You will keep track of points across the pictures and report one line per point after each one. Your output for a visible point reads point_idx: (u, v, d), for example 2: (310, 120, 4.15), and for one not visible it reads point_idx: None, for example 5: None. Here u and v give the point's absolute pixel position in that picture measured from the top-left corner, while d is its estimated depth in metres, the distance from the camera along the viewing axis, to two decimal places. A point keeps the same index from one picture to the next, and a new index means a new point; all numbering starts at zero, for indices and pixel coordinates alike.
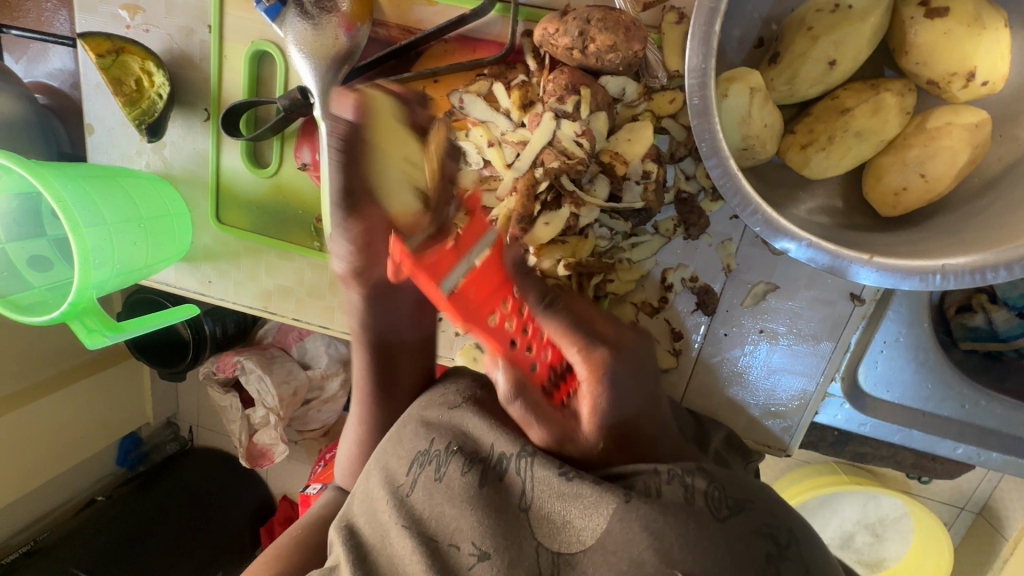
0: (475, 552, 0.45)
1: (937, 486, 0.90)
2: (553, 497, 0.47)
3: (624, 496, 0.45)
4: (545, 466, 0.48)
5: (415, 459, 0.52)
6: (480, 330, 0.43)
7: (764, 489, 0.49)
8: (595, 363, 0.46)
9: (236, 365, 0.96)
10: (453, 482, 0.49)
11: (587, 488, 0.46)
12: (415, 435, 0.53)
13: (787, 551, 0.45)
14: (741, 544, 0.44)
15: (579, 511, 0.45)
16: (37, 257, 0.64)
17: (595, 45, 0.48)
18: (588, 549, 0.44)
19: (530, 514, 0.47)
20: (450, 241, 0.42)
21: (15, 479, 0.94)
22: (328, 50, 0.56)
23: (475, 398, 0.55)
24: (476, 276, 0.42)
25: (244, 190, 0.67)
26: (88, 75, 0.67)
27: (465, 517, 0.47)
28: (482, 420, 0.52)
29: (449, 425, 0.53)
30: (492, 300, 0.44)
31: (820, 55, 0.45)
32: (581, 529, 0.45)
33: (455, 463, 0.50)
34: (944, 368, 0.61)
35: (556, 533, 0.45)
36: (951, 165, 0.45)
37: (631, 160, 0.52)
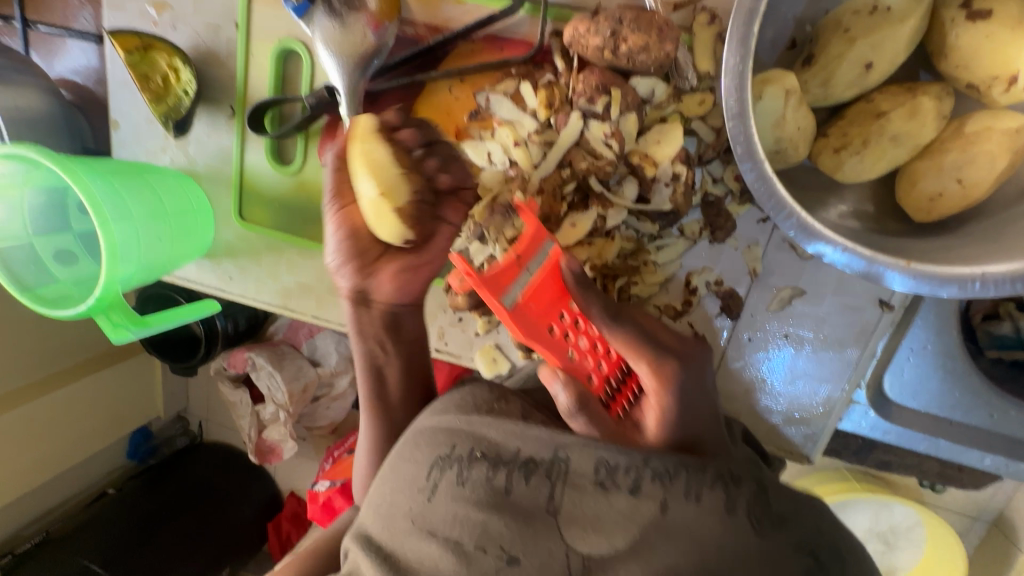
0: (503, 555, 0.42)
1: (950, 496, 0.89)
2: (584, 501, 0.43)
3: (660, 505, 0.43)
4: (576, 471, 0.45)
5: (437, 462, 0.47)
6: (541, 342, 0.53)
7: (808, 509, 0.48)
8: (663, 377, 0.51)
9: (247, 361, 0.97)
10: (478, 487, 0.45)
11: (623, 496, 0.43)
12: (436, 437, 0.49)
13: (827, 567, 0.45)
14: (785, 563, 0.43)
15: (612, 516, 0.42)
16: (63, 251, 0.64)
17: (626, 45, 0.47)
18: (620, 553, 0.41)
19: (559, 518, 0.43)
20: (514, 257, 0.50)
21: (31, 471, 0.95)
22: (355, 48, 0.55)
23: (496, 402, 0.52)
24: (534, 292, 0.52)
25: (268, 188, 0.68)
26: (114, 71, 0.67)
27: (492, 521, 0.43)
28: (507, 424, 0.49)
29: (471, 427, 0.49)
30: (550, 311, 0.55)
31: (857, 58, 0.45)
32: (613, 531, 0.42)
33: (480, 465, 0.46)
34: (971, 377, 0.60)
35: (586, 537, 0.42)
36: (989, 171, 0.44)
37: (660, 161, 0.51)
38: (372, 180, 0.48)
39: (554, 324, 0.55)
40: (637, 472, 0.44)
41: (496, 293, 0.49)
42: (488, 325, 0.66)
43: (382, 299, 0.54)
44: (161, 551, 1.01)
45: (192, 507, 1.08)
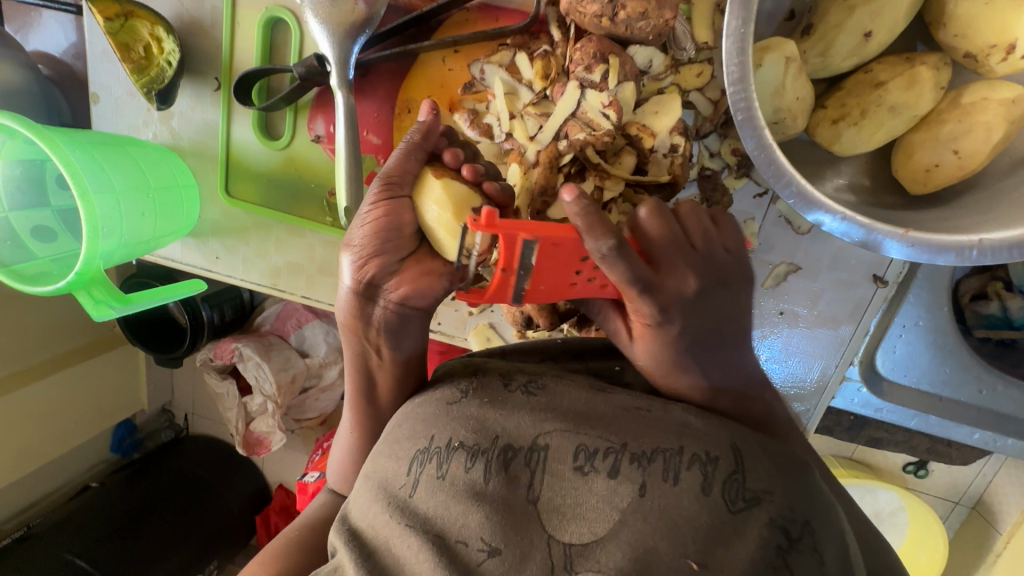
0: (484, 548, 0.40)
1: (933, 480, 0.90)
2: (563, 487, 0.42)
3: (639, 488, 0.41)
4: (557, 458, 0.43)
5: (415, 457, 0.46)
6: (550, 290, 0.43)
7: (793, 477, 0.45)
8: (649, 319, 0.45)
9: (234, 352, 0.94)
10: (457, 480, 0.44)
11: (601, 481, 0.42)
12: (413, 432, 0.47)
13: (799, 544, 0.41)
14: (754, 535, 0.40)
15: (591, 502, 0.41)
16: (41, 228, 0.62)
17: (625, 12, 0.47)
18: (601, 539, 0.40)
19: (540, 507, 0.42)
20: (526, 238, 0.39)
21: (10, 464, 0.93)
22: (346, 17, 0.54)
23: (475, 389, 0.49)
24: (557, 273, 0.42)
25: (255, 164, 0.66)
26: (94, 41, 0.65)
27: (473, 513, 0.42)
28: (486, 412, 0.47)
29: (451, 418, 0.47)
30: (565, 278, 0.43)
31: (856, 27, 0.45)
32: (593, 518, 0.40)
33: (458, 458, 0.44)
34: (961, 353, 0.61)
35: (565, 523, 0.41)
36: (985, 141, 0.44)
37: (658, 133, 0.51)
38: (450, 212, 0.43)
39: (571, 282, 0.43)
40: (615, 456, 0.43)
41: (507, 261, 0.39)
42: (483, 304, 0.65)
43: (394, 300, 0.47)
44: (144, 547, 0.99)
45: (176, 502, 1.05)
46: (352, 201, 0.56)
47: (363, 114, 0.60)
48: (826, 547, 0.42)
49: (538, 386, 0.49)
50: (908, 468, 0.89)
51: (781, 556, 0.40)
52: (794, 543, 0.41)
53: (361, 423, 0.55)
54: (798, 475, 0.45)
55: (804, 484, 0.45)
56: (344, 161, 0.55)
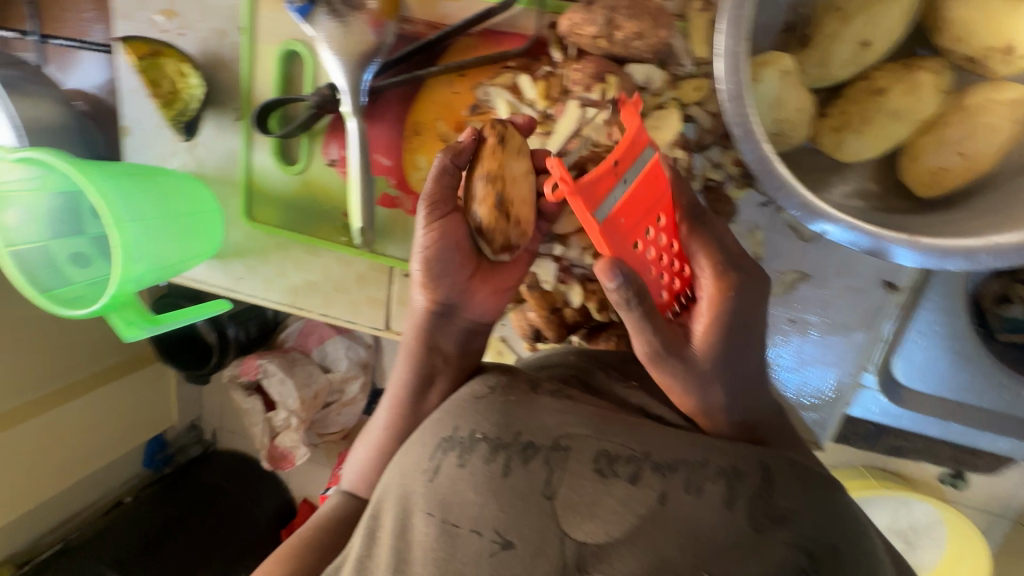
0: (499, 539, 0.41)
1: (972, 490, 0.86)
2: (580, 488, 0.42)
3: (659, 497, 0.42)
4: (576, 459, 0.44)
5: (439, 445, 0.47)
6: (627, 254, 0.44)
7: (823, 498, 0.45)
8: (725, 283, 0.48)
9: (259, 369, 0.98)
10: (477, 470, 0.44)
11: (621, 485, 0.42)
12: (441, 421, 0.49)
13: (824, 566, 0.41)
14: (779, 553, 0.40)
15: (609, 505, 0.41)
16: (78, 254, 0.66)
17: (621, 32, 0.48)
18: (616, 541, 0.40)
19: (556, 503, 0.42)
20: (612, 164, 0.41)
21: (51, 480, 0.98)
22: (357, 47, 0.57)
23: (502, 385, 0.50)
24: (627, 204, 0.43)
25: (274, 189, 0.69)
26: (125, 79, 0.69)
27: (489, 505, 0.42)
28: (511, 407, 0.47)
29: (475, 410, 0.48)
30: (638, 226, 0.45)
31: (852, 37, 0.45)
32: (609, 519, 0.41)
33: (481, 450, 0.45)
34: (982, 359, 0.60)
35: (581, 522, 0.41)
36: (991, 142, 0.44)
37: (658, 146, 0.53)
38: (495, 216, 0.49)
39: (636, 244, 0.45)
40: (636, 463, 0.43)
41: (590, 206, 0.40)
42: None
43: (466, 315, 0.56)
44: (177, 557, 1.03)
45: (207, 516, 1.09)
46: (366, 222, 0.59)
47: (375, 137, 0.62)
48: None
49: (563, 393, 0.50)
50: (945, 478, 0.86)
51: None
52: (820, 565, 0.41)
53: (398, 422, 0.57)
54: (823, 496, 0.45)
55: (829, 507, 0.45)
56: (357, 179, 0.58)
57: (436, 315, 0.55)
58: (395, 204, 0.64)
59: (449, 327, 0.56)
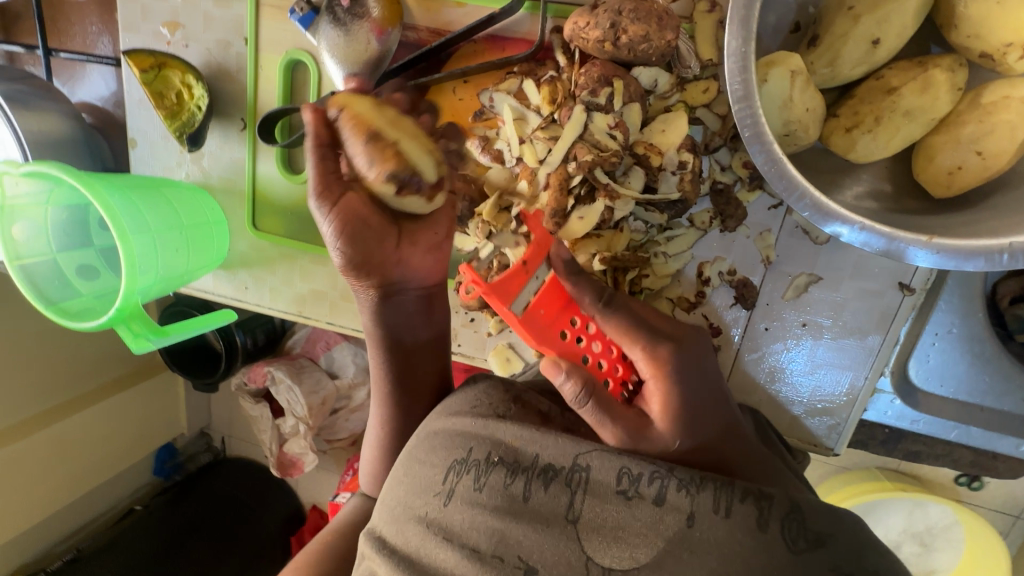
0: (521, 565, 0.40)
1: (990, 494, 0.85)
2: (606, 510, 0.42)
3: (687, 518, 0.41)
4: (599, 478, 0.43)
5: (452, 467, 0.45)
6: (555, 348, 0.52)
7: (848, 518, 0.44)
8: (659, 360, 0.49)
9: (267, 376, 0.97)
10: (495, 492, 0.43)
11: (646, 505, 0.41)
12: (452, 441, 0.47)
13: None
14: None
15: (634, 527, 0.41)
16: (84, 266, 0.66)
17: (627, 36, 0.47)
18: (643, 566, 0.39)
19: (579, 527, 0.41)
20: (522, 265, 0.51)
21: (62, 490, 0.98)
22: (360, 54, 0.57)
23: (514, 408, 0.49)
24: (542, 298, 0.52)
25: (280, 198, 0.69)
26: (131, 91, 0.69)
27: (510, 528, 0.42)
28: (524, 428, 0.46)
29: (488, 430, 0.47)
30: (560, 319, 0.53)
31: (864, 35, 0.44)
32: (635, 543, 0.40)
33: (497, 474, 0.44)
34: (1001, 361, 0.59)
35: (609, 546, 0.40)
36: (1009, 141, 0.43)
37: (665, 150, 0.52)
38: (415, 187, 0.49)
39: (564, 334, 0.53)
40: (660, 481, 0.42)
41: (506, 300, 0.50)
42: (501, 325, 0.66)
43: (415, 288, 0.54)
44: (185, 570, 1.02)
45: (214, 529, 1.08)
46: None
47: None
48: None
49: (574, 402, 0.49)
50: (961, 479, 0.84)
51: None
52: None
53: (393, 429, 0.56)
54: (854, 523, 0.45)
55: (857, 530, 0.44)
56: None
57: (384, 297, 0.53)
58: None
59: (404, 304, 0.54)
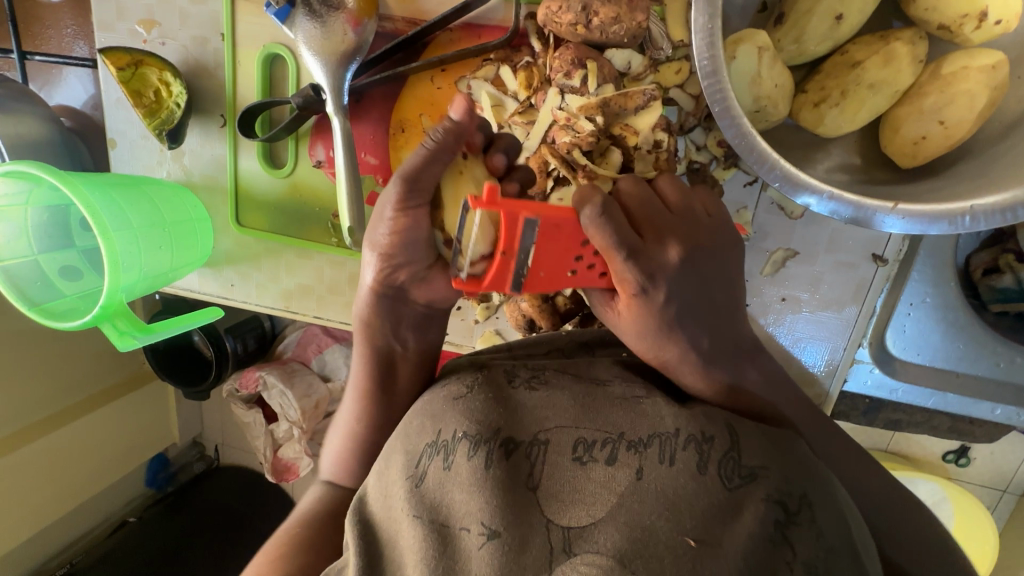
0: (483, 531, 0.37)
1: (974, 468, 0.86)
2: (563, 476, 0.39)
3: (636, 472, 0.39)
4: (556, 447, 0.41)
5: (423, 451, 0.43)
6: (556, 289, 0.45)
7: (789, 456, 0.43)
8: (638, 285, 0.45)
9: (258, 381, 0.97)
10: (461, 468, 0.41)
11: (600, 468, 0.39)
12: (421, 427, 0.45)
13: (798, 518, 0.38)
14: (752, 511, 0.38)
15: (590, 487, 0.38)
16: (68, 267, 0.66)
17: (598, 18, 0.49)
18: (599, 522, 0.37)
19: (539, 494, 0.39)
20: (499, 256, 0.41)
21: (54, 504, 0.97)
22: (336, 47, 0.57)
23: (480, 383, 0.46)
24: (539, 261, 0.42)
25: (261, 193, 0.69)
26: (108, 91, 0.69)
27: (473, 498, 0.39)
28: (490, 404, 0.44)
29: (456, 410, 0.44)
30: (564, 263, 0.43)
31: (827, 11, 0.45)
32: (591, 502, 0.38)
33: (463, 448, 0.41)
34: (974, 328, 0.60)
35: (563, 506, 0.38)
36: (969, 109, 0.45)
37: (641, 130, 0.52)
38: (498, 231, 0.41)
39: (570, 271, 0.44)
40: (612, 445, 0.40)
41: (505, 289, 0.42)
42: (487, 312, 0.67)
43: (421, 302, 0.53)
44: None
45: (210, 537, 1.08)
46: (355, 221, 0.58)
47: (361, 136, 0.63)
48: (829, 526, 0.39)
49: (541, 380, 0.47)
50: (948, 456, 0.86)
51: (780, 531, 0.37)
52: (791, 517, 0.38)
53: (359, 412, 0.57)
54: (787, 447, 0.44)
55: (795, 460, 0.43)
56: (345, 182, 0.58)
57: (388, 298, 0.52)
58: None
59: (400, 310, 0.53)
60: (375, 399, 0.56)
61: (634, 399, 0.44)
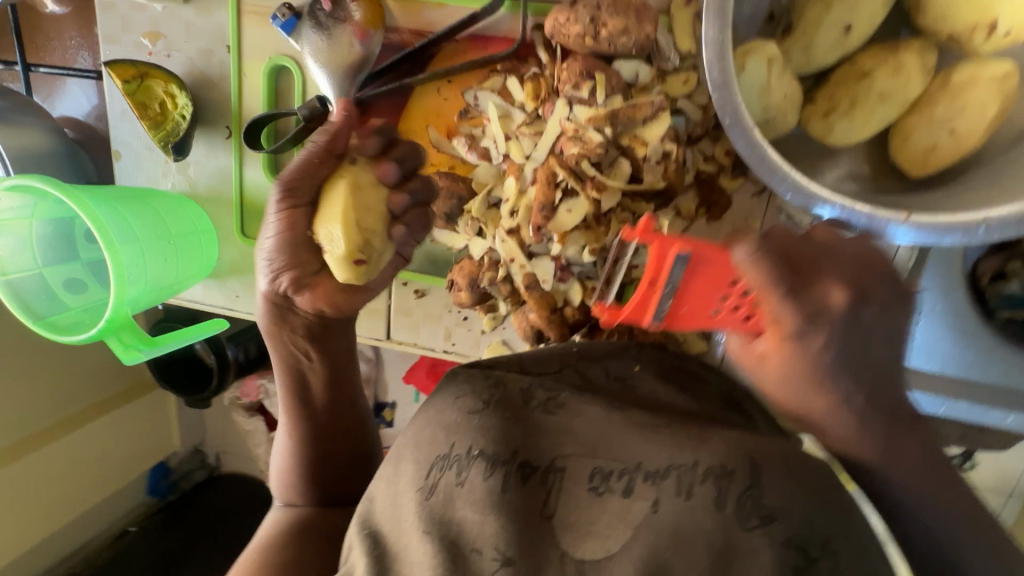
0: (498, 557, 0.39)
1: (979, 473, 0.86)
2: (579, 509, 0.40)
3: (652, 505, 0.39)
4: (572, 478, 0.41)
5: (434, 463, 0.43)
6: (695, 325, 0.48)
7: (840, 499, 0.38)
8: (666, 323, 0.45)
9: (261, 389, 0.99)
10: (476, 489, 0.41)
11: (616, 500, 0.40)
12: (433, 438, 0.44)
13: (817, 565, 0.37)
14: (766, 554, 0.36)
15: (603, 520, 0.39)
16: (72, 280, 0.66)
17: (607, 30, 0.49)
18: (615, 556, 0.38)
19: (555, 523, 0.40)
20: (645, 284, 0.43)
21: (56, 517, 0.96)
22: (344, 59, 0.58)
23: (496, 400, 0.45)
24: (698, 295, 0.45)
25: (266, 204, 0.69)
26: (113, 103, 0.69)
27: (489, 523, 0.40)
28: (507, 425, 0.43)
29: (471, 427, 0.44)
30: (721, 302, 0.46)
31: (835, 22, 0.46)
32: (604, 534, 0.39)
33: (478, 467, 0.41)
34: (982, 335, 0.60)
35: (577, 539, 0.39)
36: (980, 119, 0.45)
37: (650, 141, 0.52)
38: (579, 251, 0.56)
39: (712, 313, 0.46)
40: (628, 475, 0.40)
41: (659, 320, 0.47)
42: (494, 322, 0.65)
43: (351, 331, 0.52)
44: None
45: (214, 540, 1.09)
46: None
47: None
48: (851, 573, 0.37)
49: (557, 402, 0.45)
50: (951, 461, 0.86)
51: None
52: (811, 565, 0.36)
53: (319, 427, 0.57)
54: (827, 483, 0.41)
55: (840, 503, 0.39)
56: None
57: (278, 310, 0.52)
58: None
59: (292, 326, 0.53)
60: (302, 418, 0.57)
61: (654, 428, 0.42)
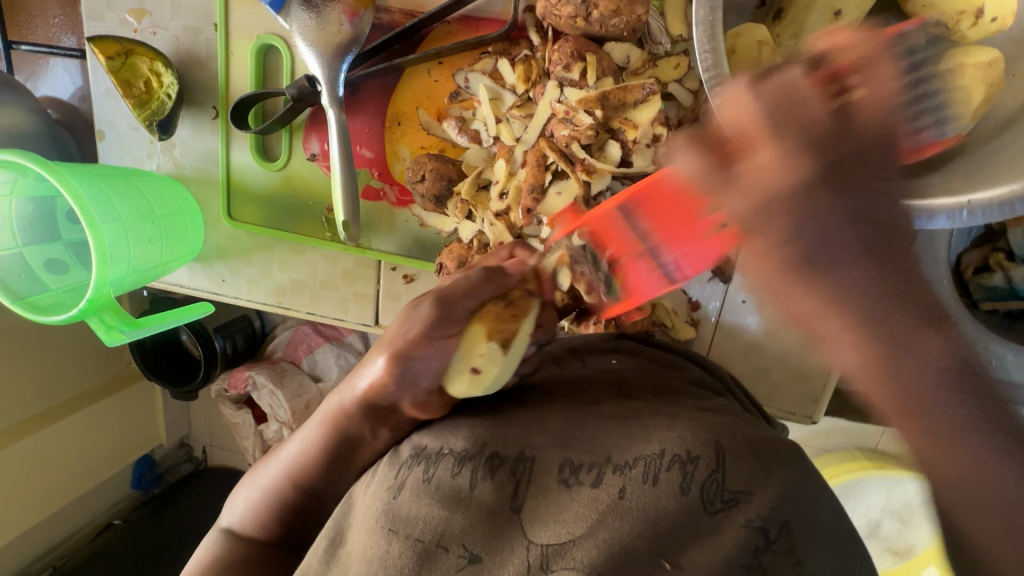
0: (465, 555, 0.38)
1: None
2: (547, 500, 0.39)
3: (619, 491, 0.39)
4: (542, 469, 0.41)
5: (404, 461, 0.43)
6: None
7: (791, 460, 0.42)
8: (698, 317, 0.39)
9: (248, 381, 0.96)
10: (444, 485, 0.40)
11: (585, 490, 0.39)
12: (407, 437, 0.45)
13: (775, 544, 0.37)
14: (730, 537, 0.37)
15: (573, 509, 0.38)
16: (53, 261, 0.64)
17: (598, 11, 0.48)
18: (578, 539, 0.37)
19: (523, 517, 0.39)
20: None
21: (36, 505, 0.95)
22: (332, 38, 0.57)
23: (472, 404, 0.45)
24: None
25: (254, 186, 0.68)
26: (97, 81, 0.68)
27: (455, 519, 0.39)
28: (479, 420, 0.43)
29: (442, 423, 0.44)
30: None
31: (824, 7, 0.46)
32: (572, 520, 0.38)
33: (447, 465, 0.41)
34: None
35: (544, 524, 0.38)
36: (966, 106, 0.45)
37: (640, 124, 0.52)
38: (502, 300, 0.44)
39: None
40: (597, 467, 0.40)
41: None
42: None
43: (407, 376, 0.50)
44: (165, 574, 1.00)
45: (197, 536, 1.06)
46: (349, 215, 0.58)
47: (356, 130, 0.62)
48: (808, 547, 0.38)
49: (533, 399, 0.46)
50: None
51: (756, 557, 0.37)
52: (768, 545, 0.37)
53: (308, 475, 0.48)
54: (787, 461, 0.41)
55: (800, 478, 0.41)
56: (339, 174, 0.57)
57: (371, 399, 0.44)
58: (379, 196, 0.63)
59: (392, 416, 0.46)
60: (319, 467, 0.48)
61: (626, 420, 0.43)
